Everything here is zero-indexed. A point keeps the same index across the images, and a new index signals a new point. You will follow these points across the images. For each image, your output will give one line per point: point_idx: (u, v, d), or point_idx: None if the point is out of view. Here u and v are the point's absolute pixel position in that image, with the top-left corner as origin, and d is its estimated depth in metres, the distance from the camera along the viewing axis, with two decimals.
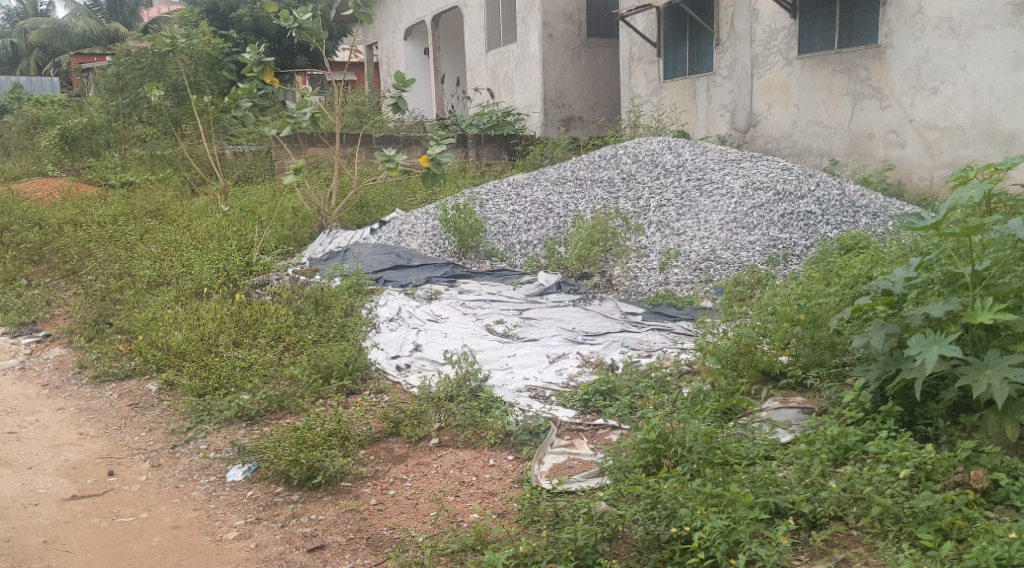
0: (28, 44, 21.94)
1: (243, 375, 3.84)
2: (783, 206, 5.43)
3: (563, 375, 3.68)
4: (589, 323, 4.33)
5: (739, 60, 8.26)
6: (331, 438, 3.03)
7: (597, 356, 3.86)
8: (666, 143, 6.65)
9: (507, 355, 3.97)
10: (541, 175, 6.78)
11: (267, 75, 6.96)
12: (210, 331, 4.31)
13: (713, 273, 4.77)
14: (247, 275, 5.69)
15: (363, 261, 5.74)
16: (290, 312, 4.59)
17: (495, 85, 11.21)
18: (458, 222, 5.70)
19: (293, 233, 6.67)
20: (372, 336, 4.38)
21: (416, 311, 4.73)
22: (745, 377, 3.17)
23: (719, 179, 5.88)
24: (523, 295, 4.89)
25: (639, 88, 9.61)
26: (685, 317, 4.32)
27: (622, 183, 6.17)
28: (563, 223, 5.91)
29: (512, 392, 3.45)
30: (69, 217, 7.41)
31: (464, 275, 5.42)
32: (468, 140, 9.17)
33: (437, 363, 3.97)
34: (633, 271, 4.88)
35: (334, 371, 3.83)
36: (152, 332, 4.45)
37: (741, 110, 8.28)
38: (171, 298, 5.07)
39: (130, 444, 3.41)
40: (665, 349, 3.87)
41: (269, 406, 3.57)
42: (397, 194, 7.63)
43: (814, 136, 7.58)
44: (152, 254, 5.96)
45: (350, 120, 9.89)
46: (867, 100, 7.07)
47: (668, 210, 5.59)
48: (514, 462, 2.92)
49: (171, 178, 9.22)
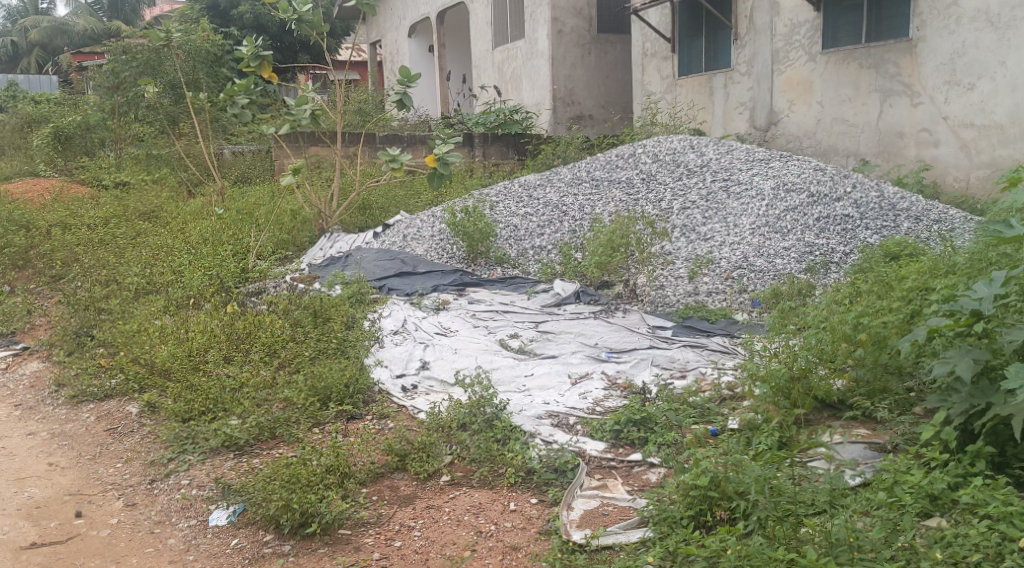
0: (28, 43, 21.58)
1: (233, 397, 3.45)
2: (818, 209, 5.07)
3: (587, 399, 3.29)
4: (614, 338, 3.94)
5: (759, 55, 7.86)
6: (327, 475, 2.66)
7: (625, 378, 3.47)
8: (687, 141, 6.26)
9: (523, 375, 3.59)
10: (553, 175, 6.40)
11: (265, 70, 6.58)
12: (201, 344, 3.93)
13: (746, 283, 4.40)
14: (242, 282, 5.31)
15: (365, 268, 5.36)
16: (287, 325, 4.21)
17: (502, 83, 10.83)
18: (467, 226, 5.32)
19: (291, 238, 6.30)
20: (374, 351, 4.00)
21: (423, 324, 4.35)
22: (803, 408, 2.77)
23: (747, 179, 5.49)
24: (539, 306, 4.51)
25: (652, 85, 9.22)
26: (720, 332, 3.93)
27: (642, 185, 5.79)
28: (579, 226, 5.52)
29: (532, 420, 3.07)
30: (58, 219, 7.03)
31: (474, 283, 5.03)
32: (474, 139, 8.80)
33: (446, 384, 3.59)
34: (660, 281, 4.50)
35: (333, 393, 3.44)
36: (135, 346, 4.05)
37: (761, 107, 7.89)
38: (160, 309, 4.69)
39: (103, 477, 3.02)
40: (702, 371, 3.48)
41: (259, 435, 3.17)
42: (401, 196, 7.26)
43: (840, 135, 7.18)
44: (141, 259, 5.57)
45: (352, 119, 9.51)
46: (897, 97, 6.67)
47: (692, 213, 5.22)
48: (538, 507, 2.53)
49: (167, 178, 8.84)
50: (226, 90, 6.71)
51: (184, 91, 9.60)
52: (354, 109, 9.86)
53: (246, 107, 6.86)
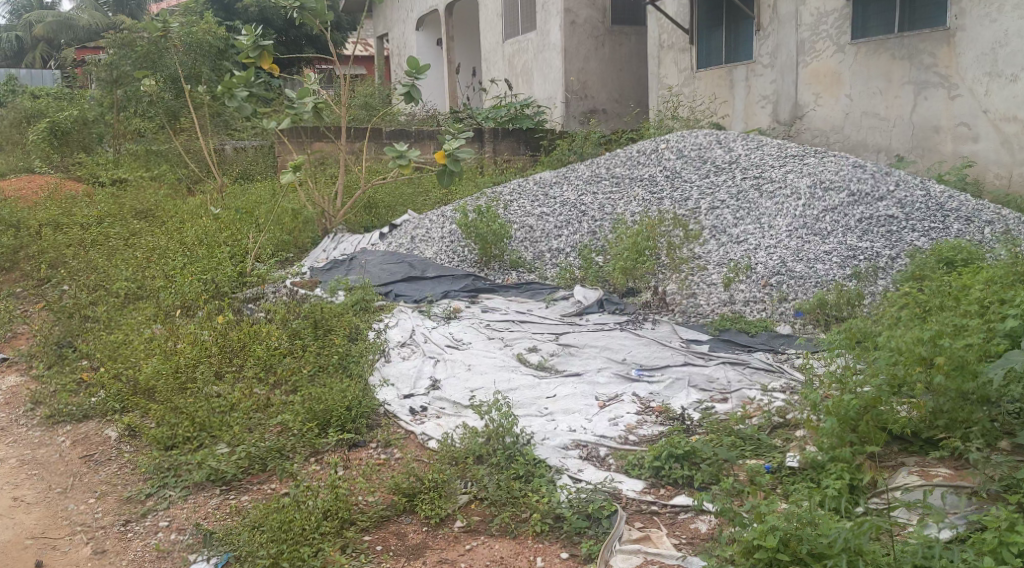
0: (33, 37, 21.25)
1: (223, 420, 3.09)
2: (860, 209, 4.68)
3: (618, 426, 2.92)
4: (643, 353, 3.57)
5: (784, 46, 7.45)
6: (324, 521, 2.33)
7: (660, 402, 3.11)
8: (713, 136, 5.87)
9: (544, 397, 3.22)
10: (570, 172, 6.01)
11: (265, 61, 6.22)
12: (190, 359, 3.57)
13: (787, 292, 4.03)
14: (240, 287, 4.96)
15: (370, 272, 5.01)
16: (285, 338, 3.86)
17: (513, 76, 10.45)
18: (479, 228, 4.94)
19: (293, 239, 5.94)
20: (380, 367, 3.65)
21: (433, 335, 3.99)
22: (875, 444, 2.37)
23: (780, 177, 5.10)
24: (559, 315, 4.14)
25: (669, 78, 8.80)
26: (762, 347, 3.55)
27: (666, 182, 5.41)
28: (600, 226, 5.14)
29: (556, 451, 2.71)
30: (50, 218, 6.68)
31: (487, 289, 4.66)
32: (484, 134, 8.41)
33: (458, 406, 3.23)
34: (694, 289, 4.15)
35: (332, 417, 3.06)
36: (119, 360, 3.69)
37: (785, 100, 7.48)
38: (150, 317, 4.34)
39: (72, 516, 2.65)
40: (746, 394, 3.13)
41: (249, 468, 2.81)
42: (409, 193, 6.91)
43: (870, 129, 6.78)
44: (133, 264, 5.21)
45: (358, 113, 9.14)
46: (933, 90, 6.26)
47: (722, 213, 4.85)
48: (569, 564, 2.18)
49: (166, 175, 8.49)
50: (225, 82, 6.35)
51: (185, 85, 9.25)
52: (360, 103, 9.49)
53: (246, 101, 6.50)
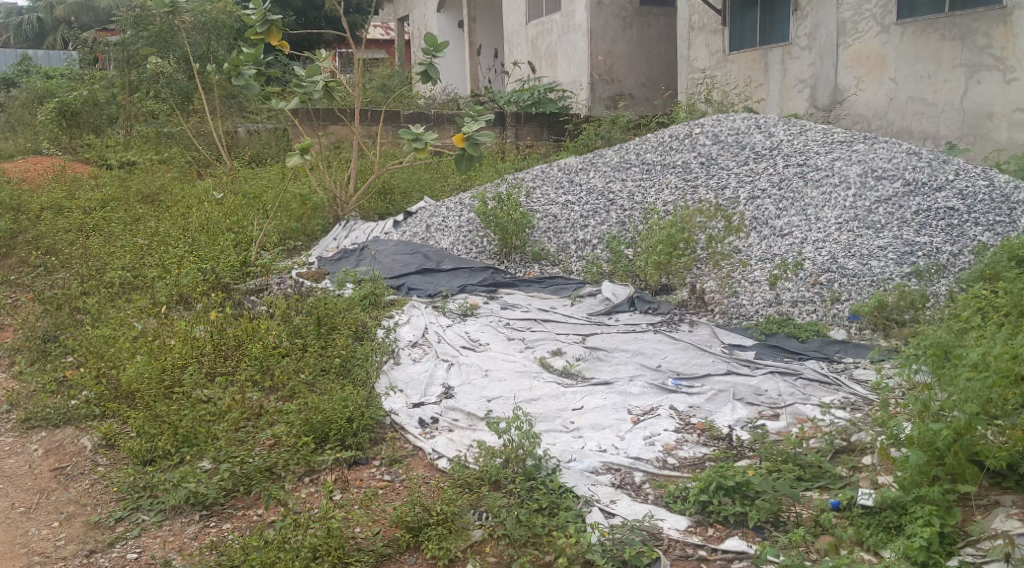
0: (55, 19, 20.94)
1: (210, 431, 2.76)
2: (916, 201, 4.25)
3: (655, 447, 2.57)
4: (679, 359, 3.20)
5: (823, 26, 6.94)
6: (312, 564, 2.01)
7: (703, 419, 2.74)
8: (752, 120, 5.45)
9: (570, 409, 2.85)
10: (597, 157, 5.62)
11: (274, 37, 5.84)
12: (180, 358, 3.26)
13: (840, 292, 3.62)
14: (242, 278, 4.64)
15: (381, 264, 4.66)
16: (284, 335, 3.53)
17: (536, 58, 10.02)
18: (499, 217, 4.56)
19: (301, 226, 5.61)
20: (388, 371, 3.31)
21: (448, 335, 3.64)
22: (969, 482, 2.01)
23: (826, 164, 4.66)
24: (586, 314, 3.78)
25: (699, 61, 8.34)
26: (815, 355, 3.17)
27: (701, 169, 5.00)
28: (629, 216, 4.76)
29: (584, 478, 2.36)
30: (53, 203, 6.41)
31: (507, 283, 4.31)
32: (506, 118, 8.02)
33: (473, 418, 2.89)
34: (736, 288, 3.77)
35: (331, 429, 2.72)
36: (104, 357, 3.37)
37: (824, 84, 7.00)
38: (142, 310, 4.03)
39: (30, 544, 2.34)
40: (800, 411, 2.75)
41: (233, 490, 2.50)
42: (426, 179, 6.55)
43: (916, 115, 6.29)
44: (131, 252, 4.91)
45: (375, 95, 8.77)
46: (986, 72, 5.75)
47: (764, 203, 4.45)
48: None
49: (176, 158, 8.18)
50: (232, 59, 5.98)
51: (197, 65, 8.90)
52: (377, 85, 9.13)
53: (253, 80, 6.10)
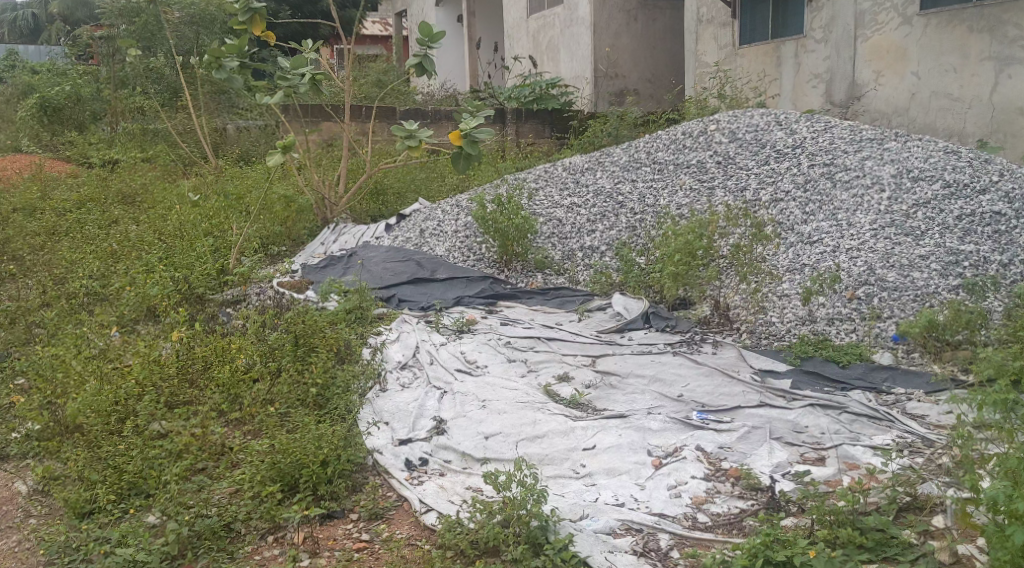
0: (49, 13, 20.42)
1: (160, 477, 2.38)
2: (958, 205, 3.84)
3: (682, 501, 2.18)
4: (704, 388, 2.80)
5: (840, 17, 6.36)
6: None
7: (736, 463, 2.34)
8: (771, 117, 5.05)
9: (579, 449, 2.47)
10: (604, 156, 5.21)
11: (258, 26, 5.40)
12: (135, 385, 2.86)
13: (881, 309, 3.22)
14: (218, 288, 4.25)
15: (370, 272, 4.27)
16: (256, 357, 3.13)
17: (537, 52, 9.61)
18: (499, 222, 4.16)
19: (286, 230, 5.21)
20: (371, 400, 2.90)
21: (441, 355, 3.24)
22: None
23: (856, 163, 4.24)
24: (596, 332, 3.38)
25: (708, 55, 7.76)
26: (859, 385, 2.77)
27: (718, 168, 4.61)
28: (641, 220, 4.37)
29: (599, 543, 1.98)
30: (25, 205, 6.01)
31: (508, 295, 3.92)
32: (506, 114, 7.66)
33: (467, 460, 2.49)
34: (764, 304, 3.39)
35: (301, 475, 2.33)
36: (50, 380, 2.99)
37: (840, 78, 6.41)
38: (103, 325, 3.64)
39: None
40: (849, 454, 2.36)
41: (180, 555, 2.13)
42: (421, 179, 6.15)
43: (940, 111, 5.73)
44: (98, 259, 4.52)
45: (369, 90, 8.36)
46: (1018, 66, 5.20)
47: (790, 208, 4.05)
48: None
49: (161, 155, 7.75)
50: (211, 51, 5.48)
51: (184, 58, 8.47)
52: (372, 80, 8.72)
53: (236, 73, 5.67)
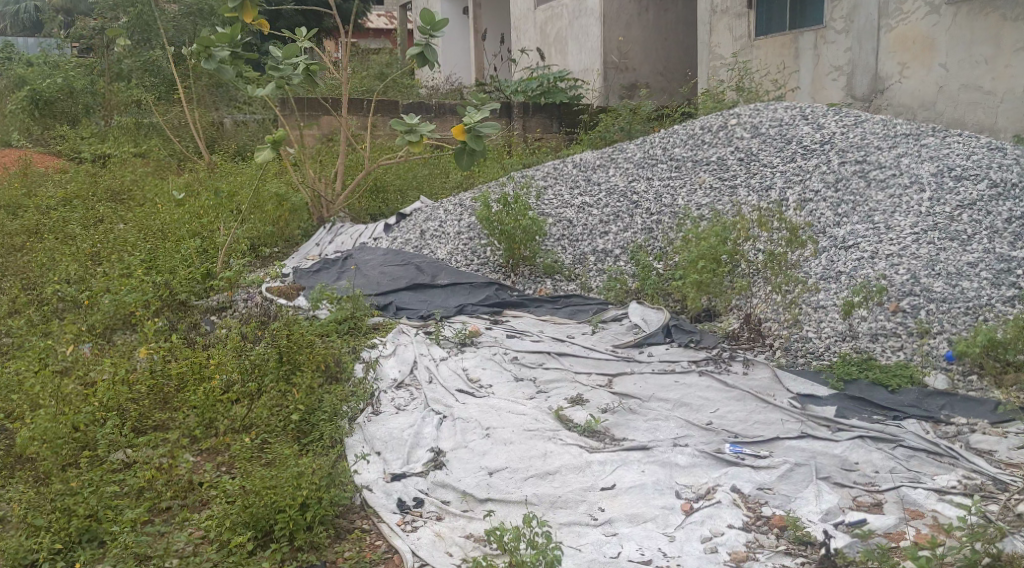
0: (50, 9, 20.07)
1: (114, 523, 2.07)
2: (1007, 206, 3.50)
3: (719, 558, 1.87)
4: (736, 415, 2.49)
5: (862, 6, 5.99)
6: None
7: (779, 509, 2.04)
8: (797, 111, 4.71)
9: (597, 489, 2.16)
10: (617, 152, 4.89)
11: (249, 13, 5.04)
12: (99, 410, 2.56)
13: (930, 323, 2.89)
14: (203, 294, 3.94)
15: (365, 277, 3.97)
16: (235, 374, 2.82)
17: (544, 43, 9.27)
18: (505, 223, 3.85)
19: (279, 229, 4.89)
20: (361, 427, 2.59)
21: (441, 372, 2.93)
22: None
23: (891, 161, 3.91)
24: (611, 347, 3.06)
25: (722, 47, 7.41)
26: (911, 414, 2.46)
27: (741, 166, 4.28)
28: (658, 221, 4.05)
29: None
30: (7, 203, 5.70)
31: (515, 303, 3.60)
32: (513, 108, 7.34)
33: (467, 501, 2.18)
34: (799, 317, 3.07)
35: (276, 520, 2.02)
36: (6, 402, 2.68)
37: (862, 71, 6.05)
38: (74, 336, 3.33)
39: None
40: (910, 499, 2.06)
41: None
42: (423, 175, 5.84)
43: (970, 105, 5.36)
44: (76, 261, 4.21)
45: (370, 82, 8.03)
46: None
47: (821, 210, 3.71)
48: None
49: (154, 150, 7.42)
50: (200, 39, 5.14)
51: (179, 49, 8.13)
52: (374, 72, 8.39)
53: (227, 63, 5.35)
